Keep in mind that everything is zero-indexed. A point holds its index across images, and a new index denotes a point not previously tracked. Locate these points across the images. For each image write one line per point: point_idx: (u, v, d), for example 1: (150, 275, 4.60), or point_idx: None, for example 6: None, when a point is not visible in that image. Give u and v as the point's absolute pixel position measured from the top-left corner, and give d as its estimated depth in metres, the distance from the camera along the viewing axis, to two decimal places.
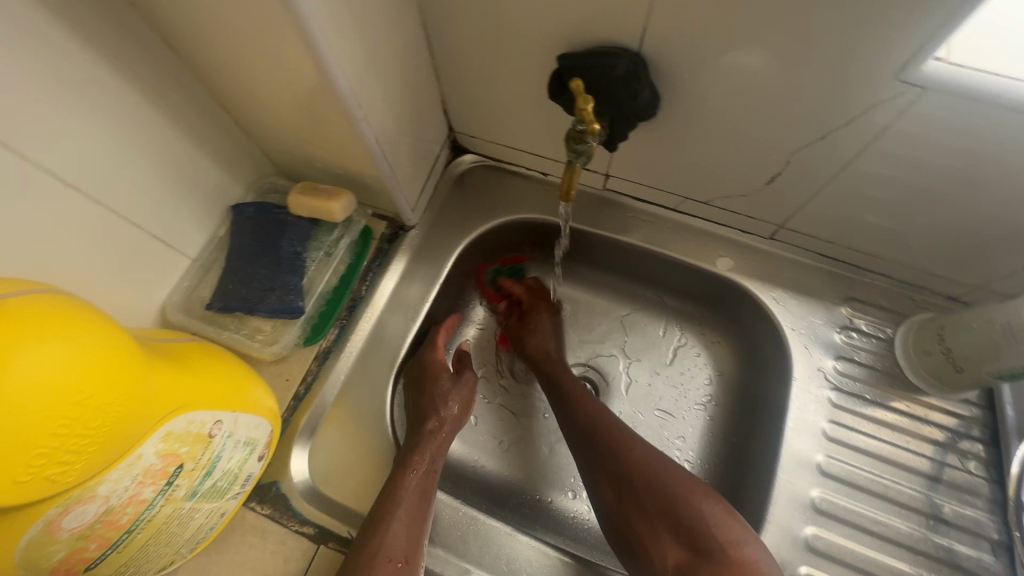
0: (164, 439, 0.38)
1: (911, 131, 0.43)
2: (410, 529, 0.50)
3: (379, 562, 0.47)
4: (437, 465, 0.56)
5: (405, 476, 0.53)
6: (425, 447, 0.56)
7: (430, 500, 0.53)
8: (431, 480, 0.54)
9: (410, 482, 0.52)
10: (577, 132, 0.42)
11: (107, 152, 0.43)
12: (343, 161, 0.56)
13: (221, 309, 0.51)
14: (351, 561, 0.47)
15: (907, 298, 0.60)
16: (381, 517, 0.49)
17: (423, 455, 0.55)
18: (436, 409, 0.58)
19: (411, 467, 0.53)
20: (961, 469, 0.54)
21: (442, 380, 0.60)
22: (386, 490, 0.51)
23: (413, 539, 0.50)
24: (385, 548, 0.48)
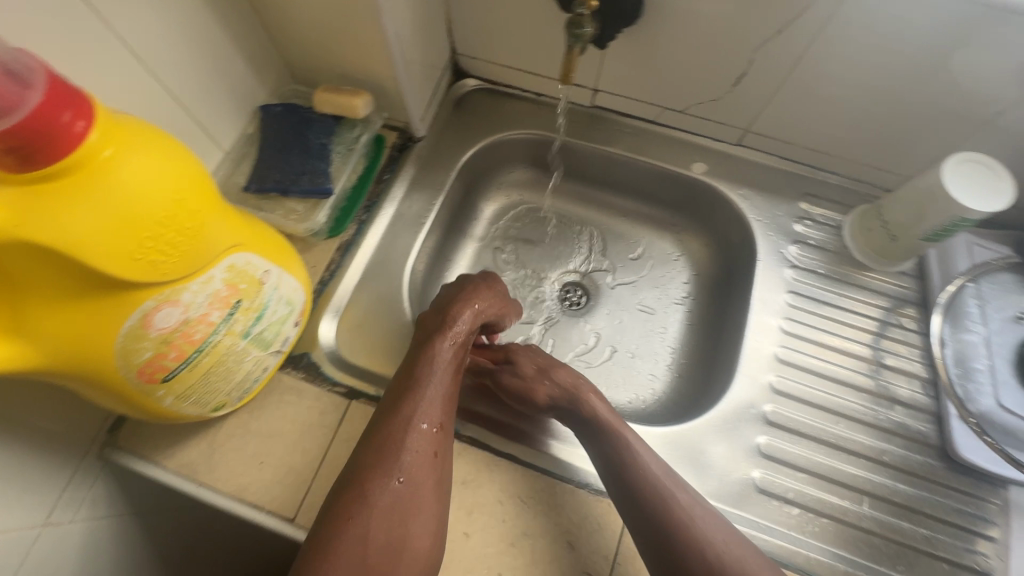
0: (229, 269, 0.44)
1: (851, 20, 0.52)
2: (443, 398, 0.53)
3: (415, 428, 0.50)
4: (470, 339, 0.58)
5: (438, 349, 0.55)
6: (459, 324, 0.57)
7: (459, 371, 0.56)
8: (462, 351, 0.56)
9: (444, 354, 0.54)
10: (576, 17, 0.50)
11: (161, 33, 0.48)
12: (362, 67, 0.62)
13: (257, 191, 0.57)
14: (387, 425, 0.50)
15: (855, 192, 0.70)
16: (416, 385, 0.52)
17: (459, 328, 0.57)
18: (477, 296, 0.60)
19: (447, 340, 0.55)
20: (899, 326, 0.64)
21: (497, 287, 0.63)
22: (421, 361, 0.54)
23: (446, 409, 0.53)
24: (420, 415, 0.51)
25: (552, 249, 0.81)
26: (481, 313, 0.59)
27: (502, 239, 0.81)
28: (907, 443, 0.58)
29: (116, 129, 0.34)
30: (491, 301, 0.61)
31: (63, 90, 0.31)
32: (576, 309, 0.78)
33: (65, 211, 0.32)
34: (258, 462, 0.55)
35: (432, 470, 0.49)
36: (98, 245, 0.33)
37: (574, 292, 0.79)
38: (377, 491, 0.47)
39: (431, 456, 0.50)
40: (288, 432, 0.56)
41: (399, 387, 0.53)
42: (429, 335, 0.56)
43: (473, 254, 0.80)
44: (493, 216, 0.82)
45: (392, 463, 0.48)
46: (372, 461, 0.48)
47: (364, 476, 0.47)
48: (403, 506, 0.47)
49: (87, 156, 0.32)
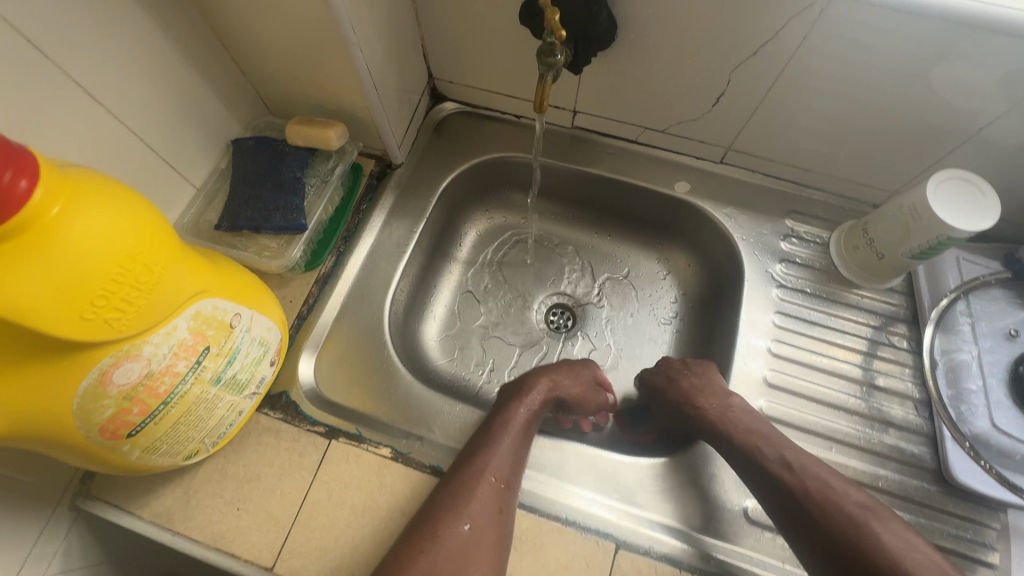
0: (194, 316, 0.43)
1: (828, 40, 0.51)
2: (513, 458, 0.54)
3: (484, 479, 0.51)
4: (545, 408, 0.60)
5: (515, 411, 0.57)
6: (536, 391, 0.60)
7: (532, 438, 0.57)
8: (536, 418, 0.58)
9: (518, 417, 0.57)
10: (548, 45, 0.48)
11: (123, 74, 0.47)
12: (335, 98, 0.61)
13: (229, 229, 0.55)
14: (459, 474, 0.52)
15: (841, 208, 0.69)
16: (490, 440, 0.54)
17: (535, 394, 0.60)
18: (559, 371, 0.63)
19: (524, 404, 0.58)
20: (891, 346, 0.62)
21: (585, 371, 0.65)
22: (497, 420, 0.57)
23: (516, 468, 0.53)
24: (491, 468, 0.52)
25: (537, 271, 0.80)
26: (559, 386, 0.62)
27: (486, 264, 0.80)
28: (902, 467, 0.57)
29: (64, 185, 0.33)
30: (575, 381, 0.63)
31: (4, 149, 0.30)
32: (563, 332, 0.77)
33: (11, 274, 0.31)
34: (236, 509, 0.53)
35: (494, 525, 0.49)
36: (48, 307, 0.32)
37: (560, 315, 0.78)
38: (446, 535, 0.48)
39: (495, 510, 0.50)
40: (266, 476, 0.54)
41: (475, 442, 0.55)
42: (510, 399, 0.59)
43: (457, 279, 0.79)
44: (476, 240, 0.81)
45: (460, 510, 0.49)
46: (442, 506, 0.50)
47: (434, 518, 0.49)
48: (464, 553, 0.47)
49: (32, 215, 0.31)
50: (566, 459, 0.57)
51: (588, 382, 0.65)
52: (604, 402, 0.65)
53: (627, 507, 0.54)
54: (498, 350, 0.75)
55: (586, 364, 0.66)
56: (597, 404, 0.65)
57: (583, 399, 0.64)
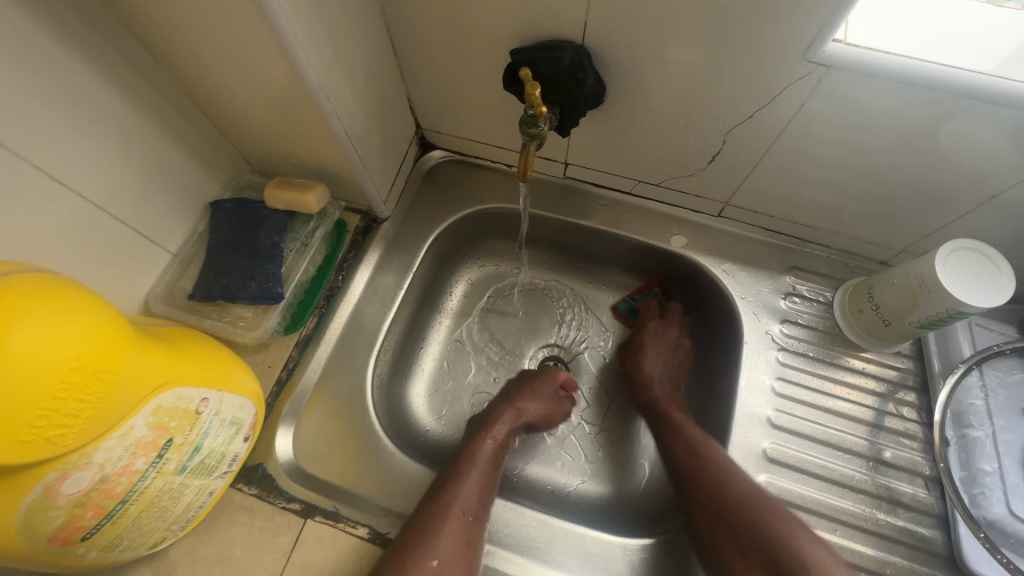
0: (154, 412, 0.40)
1: (827, 107, 0.48)
2: (480, 490, 0.55)
3: (452, 511, 0.52)
4: (509, 439, 0.62)
5: (481, 443, 0.60)
6: (501, 421, 0.62)
7: (498, 471, 0.59)
8: (501, 449, 0.60)
9: (485, 449, 0.59)
10: (529, 117, 0.46)
11: (90, 152, 0.45)
12: (316, 158, 0.59)
13: (203, 299, 0.54)
14: (428, 507, 0.52)
15: (845, 264, 0.66)
16: (457, 473, 0.55)
17: (500, 427, 0.62)
18: (524, 396, 0.66)
19: (489, 437, 0.60)
20: (898, 416, 0.59)
21: (547, 384, 0.68)
22: (464, 453, 0.58)
23: (483, 500, 0.54)
24: (461, 500, 0.53)
25: (530, 321, 0.78)
26: (523, 412, 0.64)
27: (477, 314, 0.78)
28: (912, 552, 0.53)
29: (3, 301, 0.31)
30: (537, 402, 0.66)
31: None
32: None
33: None
34: None
35: (461, 558, 0.49)
36: None
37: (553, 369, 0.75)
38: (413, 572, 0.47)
39: (462, 542, 0.50)
40: (237, 558, 0.52)
41: (443, 476, 0.56)
42: (475, 434, 0.61)
43: (446, 331, 0.76)
44: (466, 290, 0.78)
45: (428, 544, 0.49)
46: (410, 541, 0.49)
47: (401, 555, 0.48)
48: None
49: None
50: (553, 540, 0.54)
51: (551, 399, 0.68)
52: (565, 410, 0.69)
53: None
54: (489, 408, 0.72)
55: (546, 377, 0.68)
56: (562, 416, 0.69)
57: (548, 417, 0.67)
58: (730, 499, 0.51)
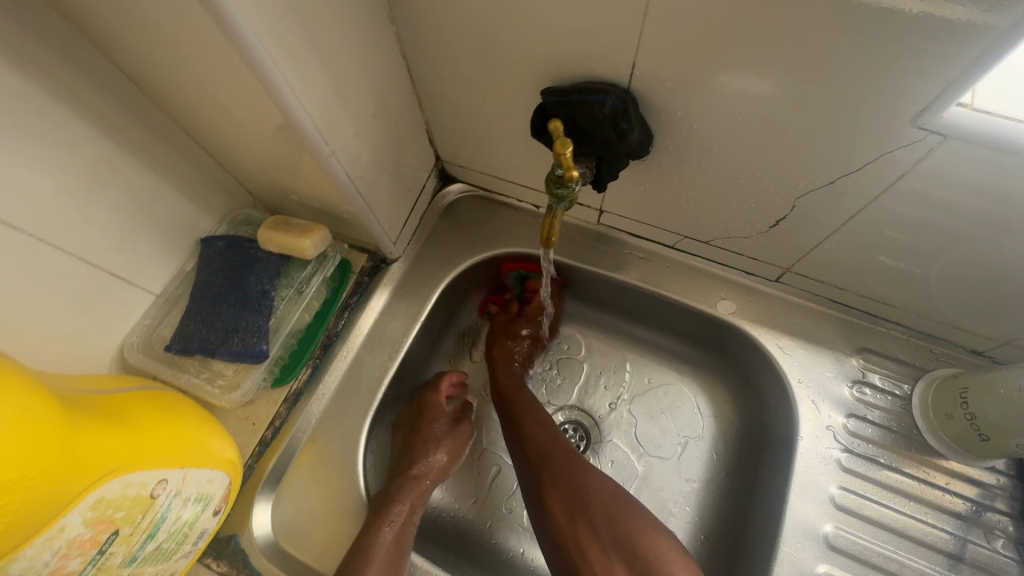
0: (92, 507, 0.35)
1: (933, 181, 0.38)
2: None
3: None
4: (414, 516, 0.55)
5: (378, 533, 0.51)
6: (406, 497, 0.54)
7: (401, 560, 0.51)
8: (404, 536, 0.52)
9: (384, 540, 0.50)
10: (556, 177, 0.38)
11: (57, 191, 0.40)
12: (318, 197, 0.53)
13: (180, 351, 0.48)
14: None
15: (928, 351, 0.55)
16: None
17: (400, 507, 0.53)
18: (426, 444, 0.59)
19: (386, 522, 0.52)
20: (989, 550, 0.49)
21: (437, 425, 0.60)
22: (357, 549, 0.49)
23: None
24: None
25: (549, 377, 0.69)
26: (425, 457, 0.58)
27: None
28: None
29: None
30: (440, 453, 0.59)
31: None
32: None
33: None
34: None
35: None
36: None
37: (572, 435, 0.66)
38: None
39: None
40: None
41: None
42: (369, 520, 0.52)
43: None
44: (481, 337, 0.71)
45: None
46: None
47: None
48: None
49: None
50: None
51: (453, 435, 0.61)
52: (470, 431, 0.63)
53: None
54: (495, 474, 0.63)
55: (435, 398, 0.62)
56: (468, 438, 0.62)
57: (454, 453, 0.61)
58: (565, 484, 0.53)
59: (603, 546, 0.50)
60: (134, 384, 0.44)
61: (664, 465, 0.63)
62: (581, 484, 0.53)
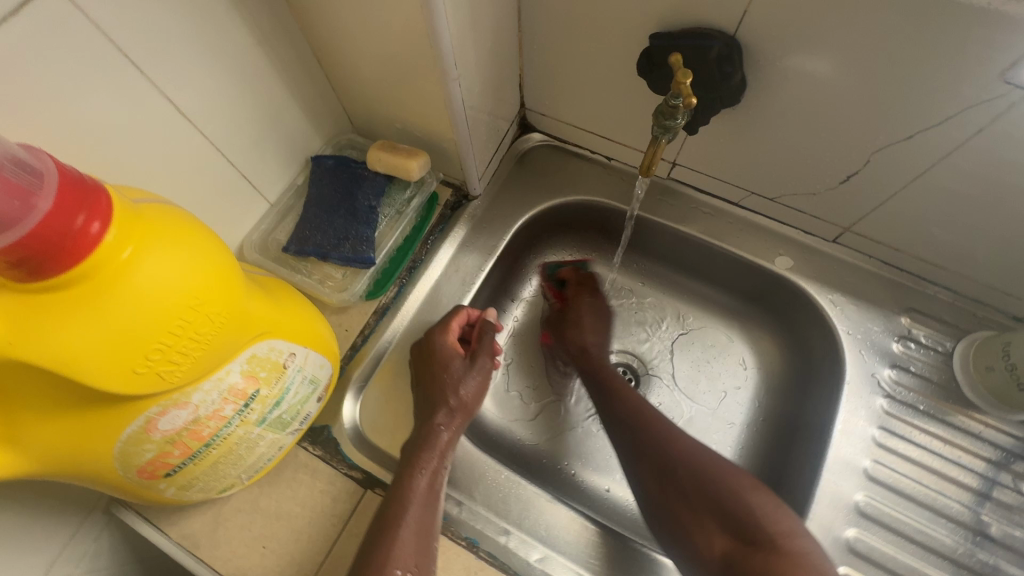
0: (248, 361, 0.40)
1: (1010, 136, 0.42)
2: (419, 536, 0.46)
3: (388, 572, 0.43)
4: (446, 459, 0.53)
5: (413, 478, 0.49)
6: (435, 444, 0.52)
7: (437, 502, 0.50)
8: (439, 479, 0.51)
9: (420, 486, 0.49)
10: (669, 107, 0.43)
11: (217, 89, 0.45)
12: (421, 125, 0.57)
13: (296, 252, 0.54)
14: (361, 570, 0.44)
15: (969, 314, 0.59)
16: (390, 522, 0.46)
17: (431, 452, 0.51)
18: (446, 391, 0.55)
19: (421, 467, 0.50)
20: (1013, 490, 0.53)
21: (452, 366, 0.56)
22: (393, 492, 0.48)
23: (423, 545, 0.46)
24: (395, 556, 0.44)
25: None
26: (448, 403, 0.55)
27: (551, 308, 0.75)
28: None
29: (137, 224, 0.30)
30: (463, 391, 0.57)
31: (80, 190, 0.28)
32: None
33: (66, 323, 0.28)
34: (261, 546, 0.51)
35: None
36: (97, 360, 0.29)
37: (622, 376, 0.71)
38: None
39: None
40: (295, 516, 0.52)
41: (375, 524, 0.46)
42: (401, 465, 0.50)
43: (516, 322, 0.73)
44: (543, 281, 0.75)
45: None
46: None
47: None
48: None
49: (99, 263, 0.28)
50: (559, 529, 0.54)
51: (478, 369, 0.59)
52: (488, 364, 0.61)
53: (553, 570, 0.50)
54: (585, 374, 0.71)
55: (439, 340, 0.57)
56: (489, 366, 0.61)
57: (478, 391, 0.59)
58: (686, 477, 0.52)
59: (727, 535, 0.49)
60: (261, 271, 0.48)
61: (710, 407, 0.68)
62: (668, 453, 0.54)
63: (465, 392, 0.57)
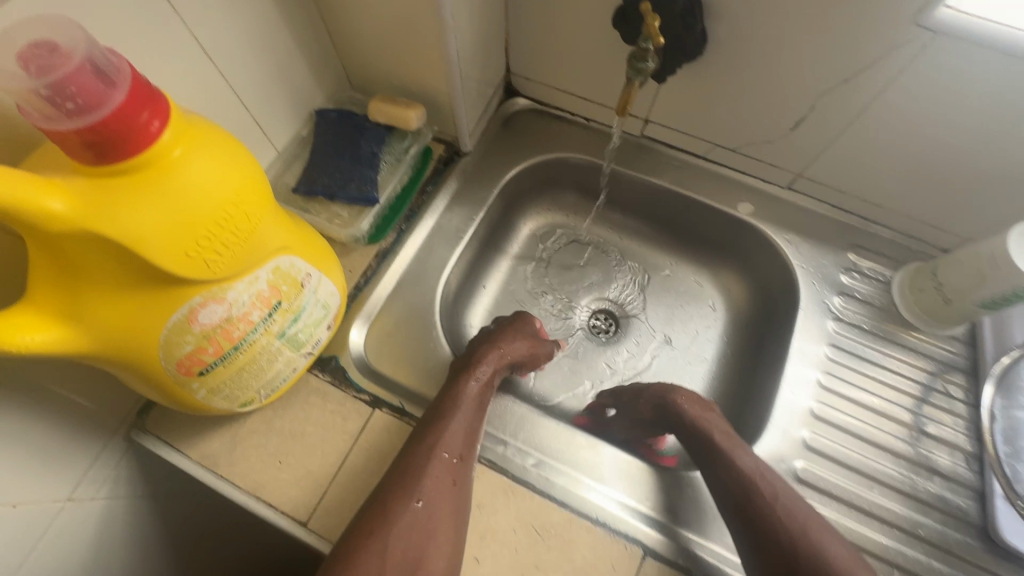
0: (273, 271, 0.44)
1: (930, 74, 0.49)
2: (466, 432, 0.53)
3: (436, 455, 0.51)
4: (496, 377, 0.60)
5: (465, 383, 0.56)
6: (490, 362, 0.59)
7: (484, 410, 0.57)
8: (488, 391, 0.58)
9: (470, 392, 0.56)
10: (641, 51, 0.50)
11: (234, 35, 0.49)
12: (418, 81, 0.62)
13: (305, 194, 0.59)
14: (413, 449, 0.51)
15: (907, 249, 0.67)
16: (441, 416, 0.53)
17: (486, 367, 0.59)
18: (506, 339, 0.63)
19: (474, 376, 0.57)
20: (945, 394, 0.61)
21: (528, 327, 0.67)
22: (448, 393, 0.56)
23: (468, 441, 0.53)
24: (444, 443, 0.51)
25: (585, 274, 0.81)
26: (507, 349, 0.62)
27: (535, 261, 0.81)
28: (946, 518, 0.55)
29: (186, 129, 0.35)
30: (522, 341, 0.64)
31: (143, 90, 0.32)
32: (605, 338, 0.76)
33: (131, 205, 0.33)
34: (278, 462, 0.55)
35: (449, 498, 0.49)
36: (156, 241, 0.34)
37: (602, 320, 0.78)
38: (398, 513, 0.47)
39: (449, 483, 0.50)
40: (308, 434, 0.56)
41: (427, 416, 0.54)
42: (457, 375, 0.58)
43: (503, 274, 0.79)
44: (528, 237, 0.81)
45: (412, 486, 0.49)
46: (396, 481, 0.49)
47: (388, 495, 0.48)
48: (420, 528, 0.47)
49: (157, 155, 0.33)
50: (549, 440, 0.59)
51: (535, 337, 0.67)
52: (548, 350, 0.68)
53: (548, 473, 0.56)
54: (573, 326, 0.77)
55: (525, 319, 0.68)
56: (545, 356, 0.68)
57: (533, 355, 0.66)
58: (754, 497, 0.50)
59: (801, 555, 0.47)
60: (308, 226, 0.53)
61: (682, 343, 0.75)
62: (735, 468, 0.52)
63: (524, 349, 0.64)
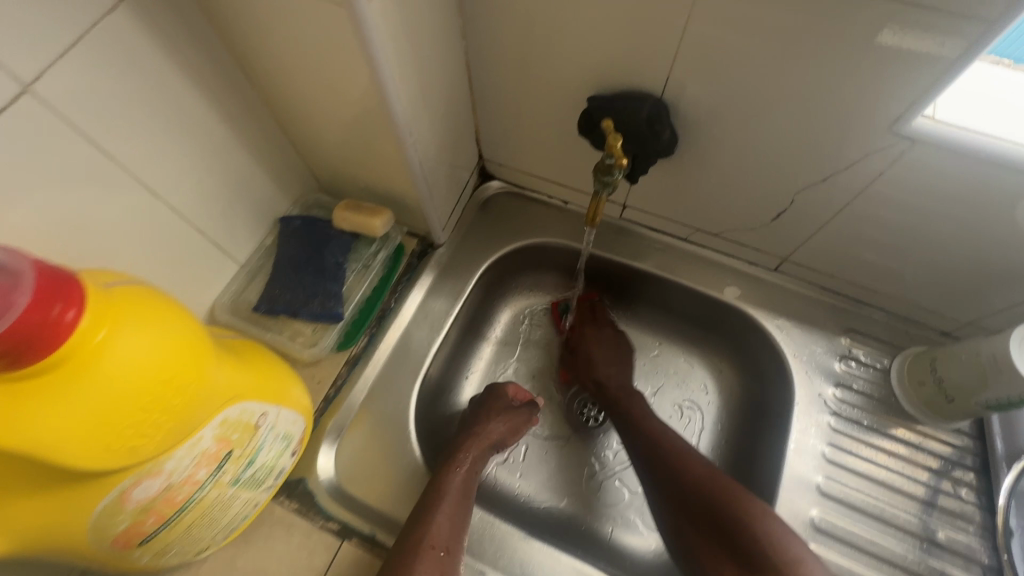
0: (221, 425, 0.40)
1: (911, 176, 0.47)
2: (453, 522, 0.52)
3: (424, 548, 0.49)
4: (478, 465, 0.60)
5: (449, 473, 0.56)
6: (470, 449, 0.60)
7: (469, 499, 0.56)
8: (471, 480, 0.57)
9: (454, 481, 0.56)
10: (605, 166, 0.48)
11: (186, 166, 0.48)
12: (384, 184, 0.61)
13: (266, 312, 0.59)
14: (401, 546, 0.50)
15: (904, 331, 0.64)
16: (427, 507, 0.52)
17: (465, 455, 0.59)
18: (483, 422, 0.63)
19: (456, 466, 0.57)
20: (954, 496, 0.57)
21: (502, 401, 0.65)
22: (432, 485, 0.55)
23: (455, 533, 0.52)
24: (431, 536, 0.50)
25: None
26: (484, 432, 0.62)
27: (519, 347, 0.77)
28: None
29: (108, 307, 0.32)
30: (497, 422, 0.64)
31: (53, 283, 0.30)
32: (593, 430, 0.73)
33: (45, 409, 0.30)
34: None
35: None
36: (71, 442, 0.31)
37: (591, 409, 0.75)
38: None
39: None
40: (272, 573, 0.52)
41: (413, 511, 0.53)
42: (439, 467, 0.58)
43: (485, 362, 0.76)
44: (510, 322, 0.78)
45: None
46: None
47: None
48: None
49: (71, 350, 0.30)
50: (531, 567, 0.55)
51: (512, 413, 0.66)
52: (530, 416, 0.66)
53: None
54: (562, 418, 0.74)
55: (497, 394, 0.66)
56: (525, 425, 0.66)
57: (512, 432, 0.65)
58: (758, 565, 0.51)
59: None
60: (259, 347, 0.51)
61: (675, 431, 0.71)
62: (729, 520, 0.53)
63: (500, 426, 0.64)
